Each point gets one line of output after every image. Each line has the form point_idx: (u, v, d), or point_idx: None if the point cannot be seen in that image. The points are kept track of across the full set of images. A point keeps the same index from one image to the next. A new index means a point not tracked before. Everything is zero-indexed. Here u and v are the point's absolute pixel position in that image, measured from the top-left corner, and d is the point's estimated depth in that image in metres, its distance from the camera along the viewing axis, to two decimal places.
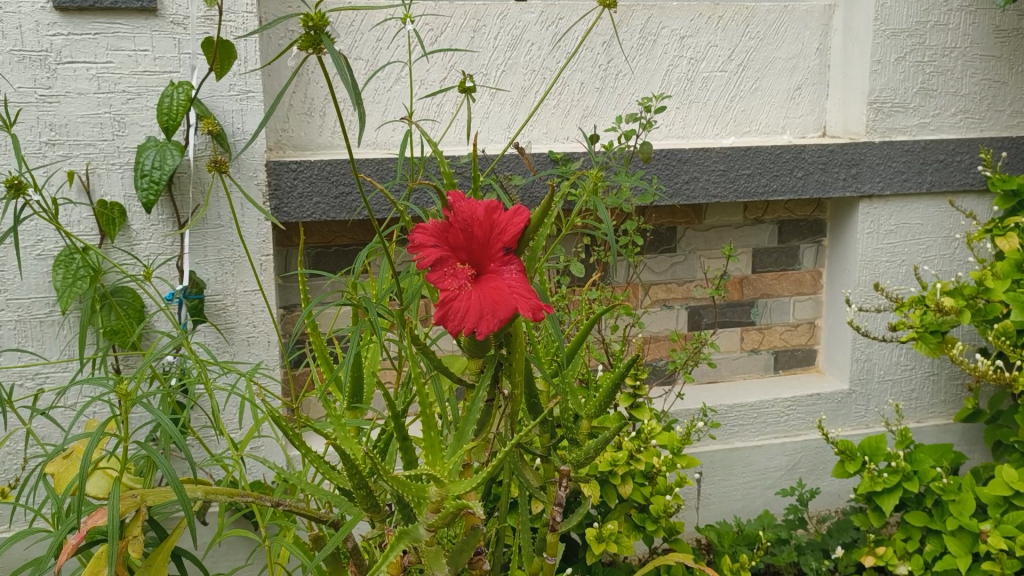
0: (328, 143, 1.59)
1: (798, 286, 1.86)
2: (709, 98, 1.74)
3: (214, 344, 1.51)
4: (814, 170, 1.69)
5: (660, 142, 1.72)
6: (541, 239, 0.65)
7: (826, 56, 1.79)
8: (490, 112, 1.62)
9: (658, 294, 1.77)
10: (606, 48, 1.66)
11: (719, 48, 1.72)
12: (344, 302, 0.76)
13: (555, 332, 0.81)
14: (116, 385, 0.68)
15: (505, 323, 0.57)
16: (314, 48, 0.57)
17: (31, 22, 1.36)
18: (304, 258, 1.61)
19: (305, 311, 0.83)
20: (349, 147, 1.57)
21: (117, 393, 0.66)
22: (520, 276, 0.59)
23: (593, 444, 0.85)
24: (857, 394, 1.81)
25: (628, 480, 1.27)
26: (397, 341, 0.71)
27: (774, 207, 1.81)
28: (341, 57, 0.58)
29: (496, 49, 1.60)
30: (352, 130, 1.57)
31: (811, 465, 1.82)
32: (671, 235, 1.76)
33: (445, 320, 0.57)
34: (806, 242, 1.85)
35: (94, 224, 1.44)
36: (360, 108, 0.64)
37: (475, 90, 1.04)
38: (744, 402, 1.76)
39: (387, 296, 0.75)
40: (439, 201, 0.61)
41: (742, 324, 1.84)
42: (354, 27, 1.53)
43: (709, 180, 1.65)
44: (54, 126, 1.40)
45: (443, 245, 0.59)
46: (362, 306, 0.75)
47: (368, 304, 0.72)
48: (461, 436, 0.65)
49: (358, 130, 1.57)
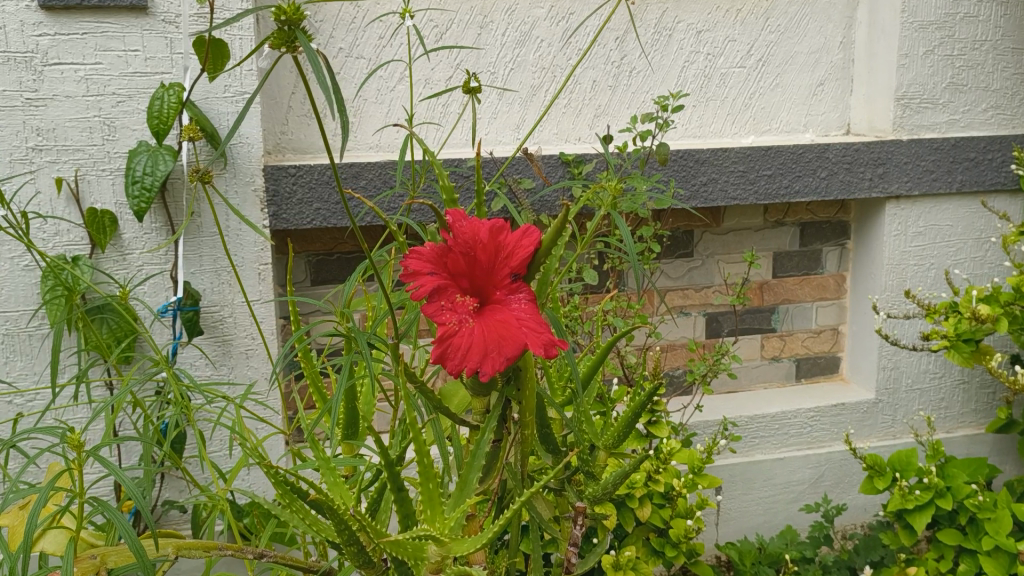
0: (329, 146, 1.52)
1: (820, 291, 1.78)
2: (727, 95, 1.66)
3: (211, 358, 1.44)
4: (839, 170, 1.61)
5: (677, 142, 1.64)
6: (554, 260, 0.58)
7: (850, 50, 1.71)
8: (498, 112, 1.55)
9: (675, 301, 1.69)
10: (619, 44, 1.58)
11: (738, 43, 1.64)
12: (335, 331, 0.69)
13: (570, 356, 0.74)
14: (67, 435, 0.62)
15: (511, 362, 0.50)
16: (288, 44, 0.50)
17: (15, 22, 1.29)
18: (304, 267, 1.54)
19: (291, 341, 0.75)
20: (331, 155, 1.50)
21: (70, 444, 0.60)
22: (530, 306, 0.52)
23: (612, 478, 0.78)
24: (884, 403, 1.72)
25: (646, 503, 1.20)
26: (394, 378, 0.64)
27: (796, 209, 1.73)
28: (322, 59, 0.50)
29: (504, 46, 1.53)
30: (335, 137, 1.51)
31: (835, 478, 1.74)
32: (688, 239, 1.68)
33: (443, 359, 0.50)
34: (829, 245, 1.77)
35: (84, 233, 1.37)
36: (345, 121, 0.55)
37: (479, 92, 0.97)
38: (766, 414, 1.68)
39: (385, 323, 0.68)
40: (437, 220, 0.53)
41: (762, 331, 1.76)
42: (354, 24, 1.46)
43: (728, 181, 1.57)
44: (41, 131, 1.33)
45: (441, 272, 0.52)
46: (353, 335, 0.67)
47: (360, 334, 0.64)
48: (466, 484, 0.57)
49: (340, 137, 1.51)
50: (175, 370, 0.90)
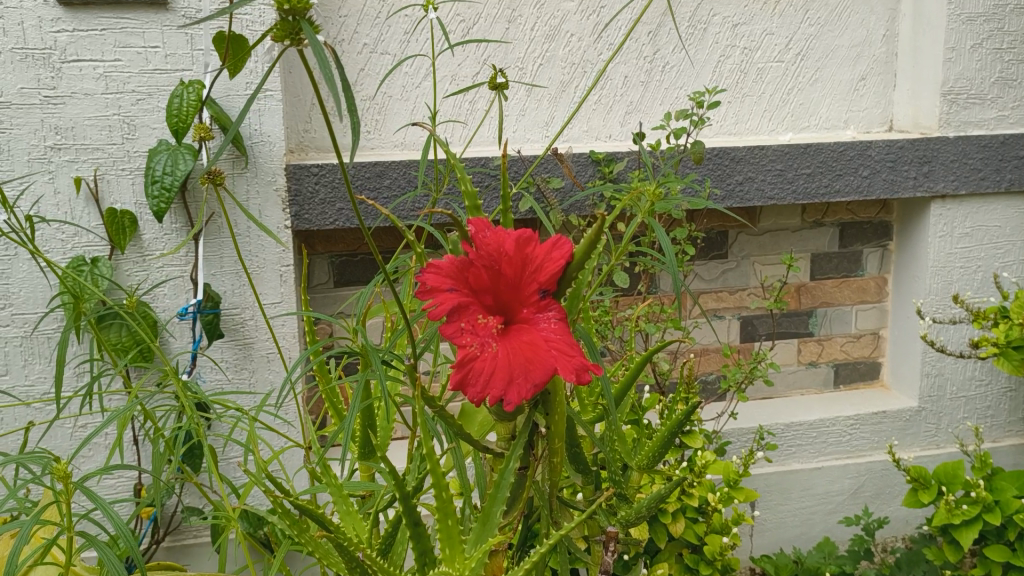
0: (341, 144, 1.47)
1: (860, 293, 1.71)
2: (764, 91, 1.60)
3: (231, 362, 1.41)
4: (882, 168, 1.55)
5: (712, 139, 1.59)
6: (587, 274, 0.53)
7: (893, 44, 1.64)
8: (526, 109, 1.50)
9: (709, 303, 1.64)
10: (652, 39, 1.53)
11: (776, 36, 1.58)
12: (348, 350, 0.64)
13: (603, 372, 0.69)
14: (54, 464, 0.58)
15: (539, 388, 0.45)
16: (292, 37, 0.46)
17: (33, 18, 1.26)
18: (327, 268, 1.50)
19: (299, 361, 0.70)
20: (340, 155, 1.47)
21: (57, 475, 0.57)
22: (560, 325, 0.48)
23: (646, 501, 0.73)
24: (927, 412, 1.66)
25: (679, 518, 1.15)
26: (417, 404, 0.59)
27: (835, 209, 1.66)
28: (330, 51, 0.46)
29: (533, 41, 1.48)
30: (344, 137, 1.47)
31: (876, 489, 1.67)
32: (722, 240, 1.62)
33: (463, 385, 0.45)
34: (870, 246, 1.70)
35: (103, 234, 1.34)
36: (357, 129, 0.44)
37: (506, 88, 0.91)
38: (803, 421, 1.62)
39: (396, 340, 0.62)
40: (457, 231, 0.49)
41: (800, 335, 1.70)
42: (379, 19, 1.42)
43: (766, 180, 1.51)
44: (60, 129, 1.30)
45: (462, 288, 0.47)
46: (369, 351, 0.63)
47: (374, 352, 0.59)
48: (488, 518, 0.53)
49: (349, 136, 1.47)
50: (184, 383, 0.87)
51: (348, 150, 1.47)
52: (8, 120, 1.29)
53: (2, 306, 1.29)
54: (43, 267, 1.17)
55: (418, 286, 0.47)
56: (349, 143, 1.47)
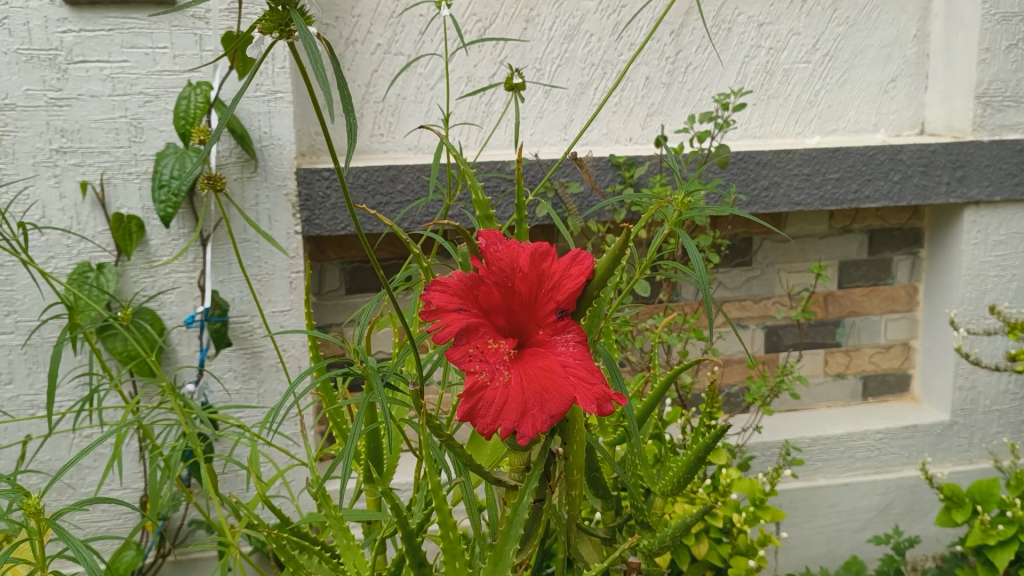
0: (336, 148, 1.42)
1: (890, 303, 1.65)
2: (790, 93, 1.55)
3: (240, 371, 1.37)
4: (913, 173, 1.49)
5: (736, 143, 1.54)
6: (611, 290, 0.48)
7: (924, 44, 1.58)
8: (544, 111, 1.46)
9: (732, 313, 1.59)
10: (674, 39, 1.48)
11: (803, 36, 1.53)
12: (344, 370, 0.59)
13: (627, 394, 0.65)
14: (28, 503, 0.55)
15: (556, 420, 0.40)
16: (282, 29, 0.41)
17: (39, 18, 1.23)
18: (339, 275, 1.46)
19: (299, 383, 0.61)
20: (335, 158, 1.42)
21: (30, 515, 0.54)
22: (580, 348, 0.43)
23: (672, 530, 0.69)
24: (960, 426, 1.59)
25: (703, 539, 1.10)
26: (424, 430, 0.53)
27: (864, 215, 1.60)
28: (322, 43, 0.41)
29: (551, 41, 1.43)
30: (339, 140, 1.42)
31: (905, 506, 1.61)
32: (746, 247, 1.57)
33: (471, 416, 0.40)
34: (900, 254, 1.64)
35: (110, 239, 1.31)
36: (354, 134, 0.38)
37: (523, 89, 0.87)
38: (830, 436, 1.57)
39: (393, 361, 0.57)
40: (466, 243, 0.44)
41: (826, 345, 1.64)
42: (393, 18, 1.38)
43: (792, 185, 1.46)
44: (65, 132, 1.27)
45: (471, 307, 0.42)
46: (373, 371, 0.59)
47: (374, 372, 0.54)
48: (500, 558, 0.49)
49: (345, 139, 1.43)
50: (180, 400, 0.83)
51: (344, 154, 1.43)
52: (13, 123, 1.25)
53: (5, 312, 1.25)
54: (36, 278, 1.15)
55: (423, 305, 0.42)
56: (344, 147, 1.42)
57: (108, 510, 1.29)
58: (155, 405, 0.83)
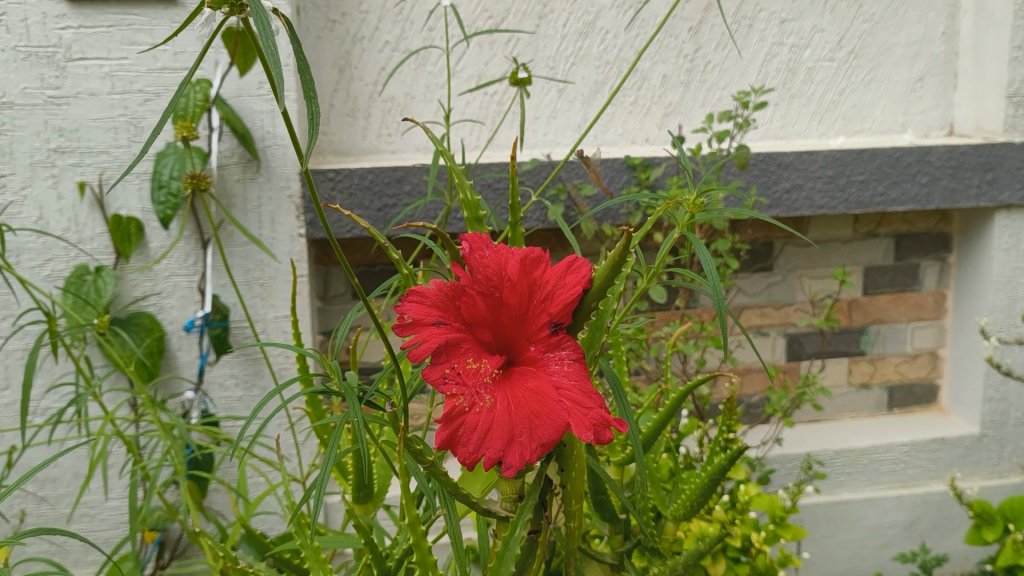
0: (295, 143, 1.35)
1: (917, 310, 1.59)
2: (814, 92, 1.49)
3: (241, 378, 1.32)
4: (942, 175, 1.43)
5: (757, 144, 1.48)
6: (613, 301, 0.43)
7: (953, 42, 1.52)
8: (558, 111, 1.41)
9: (752, 319, 1.53)
10: (692, 36, 1.42)
11: (827, 33, 1.47)
12: (313, 387, 0.52)
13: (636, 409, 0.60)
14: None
15: (547, 450, 0.36)
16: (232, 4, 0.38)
17: (37, 14, 1.19)
18: (345, 279, 1.42)
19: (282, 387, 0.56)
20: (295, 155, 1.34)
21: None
22: (577, 366, 0.39)
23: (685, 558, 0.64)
24: (989, 439, 1.53)
25: (720, 559, 1.04)
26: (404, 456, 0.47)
27: (890, 219, 1.54)
28: (274, 18, 0.37)
29: (564, 38, 1.38)
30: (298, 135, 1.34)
31: (932, 522, 1.55)
32: (767, 251, 1.51)
33: (452, 444, 0.36)
34: (927, 259, 1.58)
35: (108, 242, 1.27)
36: (314, 122, 0.33)
37: (529, 84, 0.82)
38: (854, 448, 1.51)
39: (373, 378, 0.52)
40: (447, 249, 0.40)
41: (850, 354, 1.58)
42: (402, 15, 1.34)
43: (815, 188, 1.40)
44: (64, 131, 1.23)
45: (454, 320, 0.38)
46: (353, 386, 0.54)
47: (349, 389, 0.48)
48: None
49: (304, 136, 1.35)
50: (160, 413, 0.78)
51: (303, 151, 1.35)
52: (10, 122, 1.22)
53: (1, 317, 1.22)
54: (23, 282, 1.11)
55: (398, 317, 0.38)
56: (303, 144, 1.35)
57: (105, 519, 1.25)
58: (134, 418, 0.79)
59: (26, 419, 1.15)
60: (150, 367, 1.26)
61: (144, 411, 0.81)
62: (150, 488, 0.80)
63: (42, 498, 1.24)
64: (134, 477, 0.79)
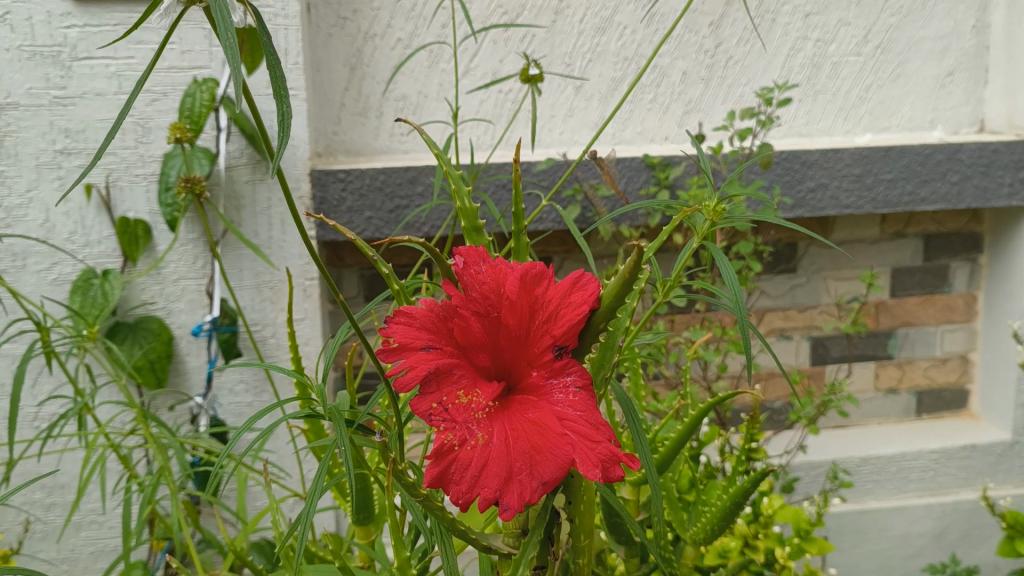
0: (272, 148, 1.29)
1: (947, 312, 1.53)
2: (840, 88, 1.45)
3: (251, 384, 1.29)
4: (973, 173, 1.38)
5: (780, 142, 1.44)
6: (634, 300, 0.41)
7: (984, 35, 1.47)
8: (574, 108, 1.38)
9: (774, 323, 1.49)
10: (713, 31, 1.38)
11: (853, 27, 1.42)
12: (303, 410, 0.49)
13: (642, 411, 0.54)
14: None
15: (548, 488, 0.35)
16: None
17: (42, 12, 1.15)
18: (357, 282, 1.39)
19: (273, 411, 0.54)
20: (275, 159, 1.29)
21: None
22: (580, 397, 0.38)
23: None
24: (1021, 445, 1.49)
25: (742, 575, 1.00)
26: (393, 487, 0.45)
27: (919, 218, 1.49)
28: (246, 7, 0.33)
29: (581, 34, 1.34)
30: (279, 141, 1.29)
31: (963, 531, 1.50)
32: (791, 252, 1.47)
33: (444, 482, 0.34)
34: (958, 260, 1.52)
35: (116, 245, 1.24)
36: (286, 127, 0.30)
37: (541, 81, 0.78)
38: (881, 455, 1.46)
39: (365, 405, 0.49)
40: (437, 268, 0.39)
41: (877, 358, 1.53)
42: (415, 11, 1.30)
43: (841, 187, 1.35)
44: (70, 132, 1.19)
45: (446, 344, 0.38)
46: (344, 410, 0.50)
47: (335, 413, 0.45)
48: None
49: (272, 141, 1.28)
50: (150, 426, 0.76)
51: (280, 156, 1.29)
52: (15, 122, 1.18)
53: None
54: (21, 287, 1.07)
55: (384, 341, 0.37)
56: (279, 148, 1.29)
57: (113, 528, 1.22)
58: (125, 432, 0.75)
59: (29, 427, 1.12)
60: (157, 373, 1.23)
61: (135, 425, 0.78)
62: (148, 505, 0.77)
63: (49, 506, 1.21)
64: (127, 494, 0.76)
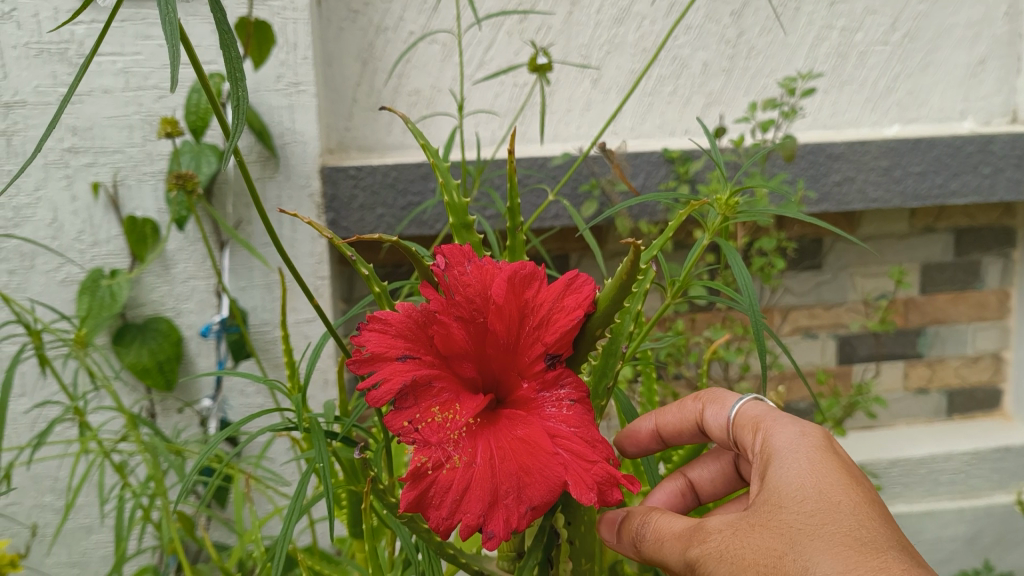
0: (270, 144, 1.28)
1: (979, 309, 1.49)
2: (866, 78, 1.40)
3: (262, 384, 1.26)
4: (1006, 165, 1.33)
5: (805, 134, 1.40)
6: (639, 300, 0.39)
7: (1017, 23, 1.42)
8: (591, 102, 1.34)
9: (800, 321, 1.44)
10: (735, 19, 1.33)
11: (880, 15, 1.36)
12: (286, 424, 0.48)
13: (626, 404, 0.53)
14: None
15: (536, 513, 0.35)
16: None
17: (48, 9, 1.08)
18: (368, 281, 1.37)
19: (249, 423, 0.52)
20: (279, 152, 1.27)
21: None
22: (571, 411, 0.38)
23: None
24: None
25: None
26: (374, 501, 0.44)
27: (950, 212, 1.43)
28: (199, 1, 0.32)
29: (598, 25, 1.30)
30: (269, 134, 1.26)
31: (995, 535, 1.46)
32: (817, 248, 1.41)
33: (422, 507, 0.35)
34: (990, 255, 1.47)
35: (124, 244, 1.19)
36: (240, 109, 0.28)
37: (549, 71, 0.75)
38: (912, 457, 1.41)
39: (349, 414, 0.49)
40: (415, 268, 0.39)
41: (907, 357, 1.48)
42: (427, 4, 1.27)
43: (868, 180, 1.30)
44: (77, 130, 1.14)
45: (428, 356, 0.38)
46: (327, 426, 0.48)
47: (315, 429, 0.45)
48: None
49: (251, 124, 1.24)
50: (142, 431, 0.73)
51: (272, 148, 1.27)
52: (23, 121, 1.11)
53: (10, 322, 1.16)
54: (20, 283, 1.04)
55: (358, 349, 0.37)
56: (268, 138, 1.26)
57: None
58: (116, 438, 0.73)
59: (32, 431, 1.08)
60: (166, 374, 1.20)
61: (126, 430, 0.75)
62: (141, 515, 0.75)
63: (55, 512, 1.18)
64: (118, 501, 0.73)
